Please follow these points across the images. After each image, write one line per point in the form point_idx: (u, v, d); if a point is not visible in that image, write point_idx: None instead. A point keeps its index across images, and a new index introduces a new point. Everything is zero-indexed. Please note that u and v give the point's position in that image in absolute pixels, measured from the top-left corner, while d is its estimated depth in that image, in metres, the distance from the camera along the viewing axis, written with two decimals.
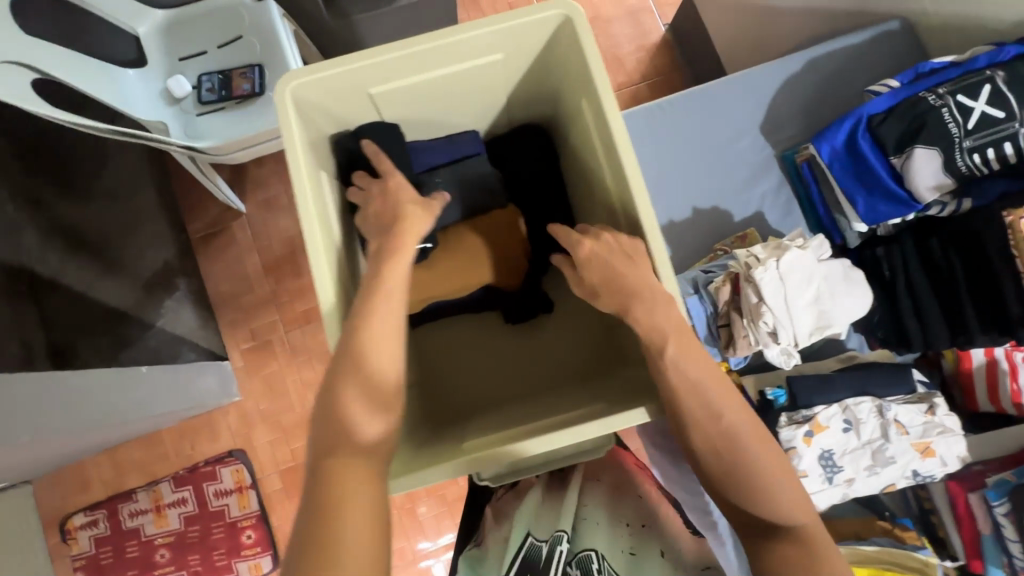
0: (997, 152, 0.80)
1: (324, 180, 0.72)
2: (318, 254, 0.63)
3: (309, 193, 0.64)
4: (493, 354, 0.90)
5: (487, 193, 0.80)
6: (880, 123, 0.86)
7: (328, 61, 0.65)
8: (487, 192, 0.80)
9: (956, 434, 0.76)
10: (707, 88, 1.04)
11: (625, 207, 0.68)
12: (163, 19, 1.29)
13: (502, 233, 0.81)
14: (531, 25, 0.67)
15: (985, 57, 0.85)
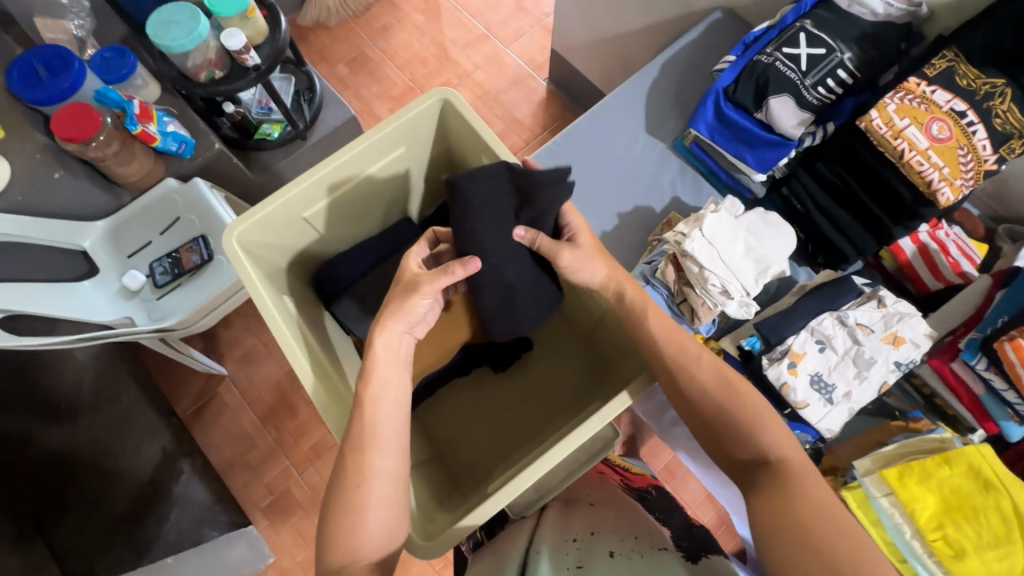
0: (835, 79, 0.96)
1: (289, 304, 0.80)
2: (304, 370, 0.71)
3: (280, 321, 0.72)
4: (492, 409, 0.93)
5: None
6: (734, 91, 0.99)
7: (258, 205, 0.74)
8: None
9: (913, 316, 0.83)
10: (593, 113, 1.18)
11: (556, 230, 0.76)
12: (104, 227, 1.37)
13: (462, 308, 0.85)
14: (418, 116, 0.78)
15: (791, 14, 1.01)
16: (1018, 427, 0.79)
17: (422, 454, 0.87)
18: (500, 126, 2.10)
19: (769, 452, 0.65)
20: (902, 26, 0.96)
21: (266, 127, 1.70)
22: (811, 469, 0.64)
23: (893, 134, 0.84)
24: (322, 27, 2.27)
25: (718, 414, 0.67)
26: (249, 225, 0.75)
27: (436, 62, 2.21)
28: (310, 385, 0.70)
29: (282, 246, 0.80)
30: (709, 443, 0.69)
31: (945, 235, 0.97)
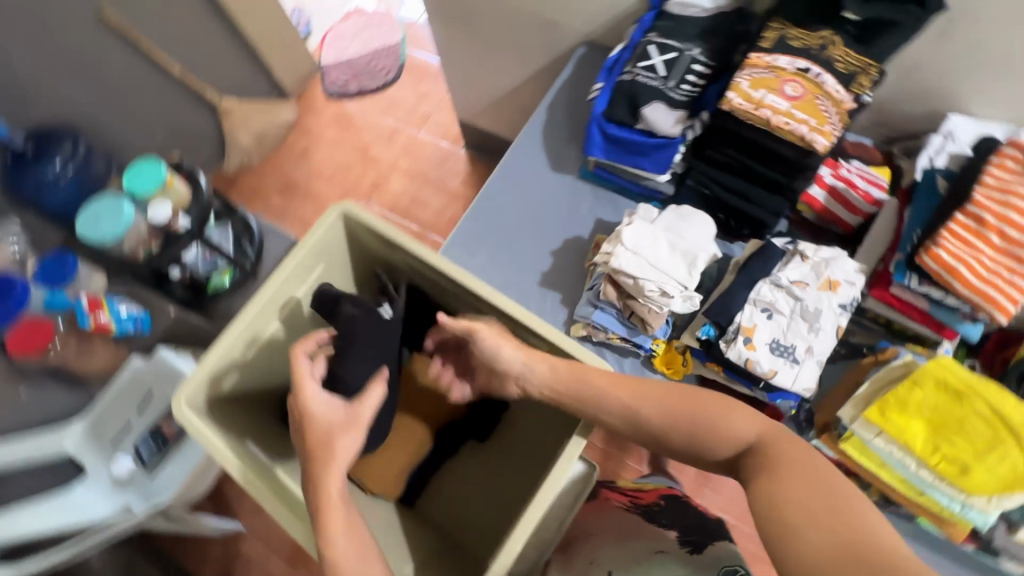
0: (694, 74, 1.04)
1: (256, 449, 0.80)
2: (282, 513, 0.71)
3: (249, 470, 0.72)
4: (488, 480, 0.92)
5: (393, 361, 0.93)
6: (611, 112, 1.06)
7: (200, 364, 0.76)
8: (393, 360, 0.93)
9: (838, 257, 0.86)
10: (500, 170, 1.24)
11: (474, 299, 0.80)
12: (80, 427, 1.34)
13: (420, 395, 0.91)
14: (328, 234, 0.82)
15: (637, 32, 1.12)
16: (973, 326, 0.82)
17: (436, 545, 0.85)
18: (436, 202, 2.19)
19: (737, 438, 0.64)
20: (733, 11, 1.05)
21: (217, 276, 1.74)
22: (783, 445, 0.62)
23: (755, 106, 0.90)
24: (247, 169, 2.39)
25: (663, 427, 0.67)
26: (197, 387, 0.75)
27: (360, 165, 2.33)
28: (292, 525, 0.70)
29: (235, 394, 0.81)
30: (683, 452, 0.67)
31: (847, 171, 1.02)
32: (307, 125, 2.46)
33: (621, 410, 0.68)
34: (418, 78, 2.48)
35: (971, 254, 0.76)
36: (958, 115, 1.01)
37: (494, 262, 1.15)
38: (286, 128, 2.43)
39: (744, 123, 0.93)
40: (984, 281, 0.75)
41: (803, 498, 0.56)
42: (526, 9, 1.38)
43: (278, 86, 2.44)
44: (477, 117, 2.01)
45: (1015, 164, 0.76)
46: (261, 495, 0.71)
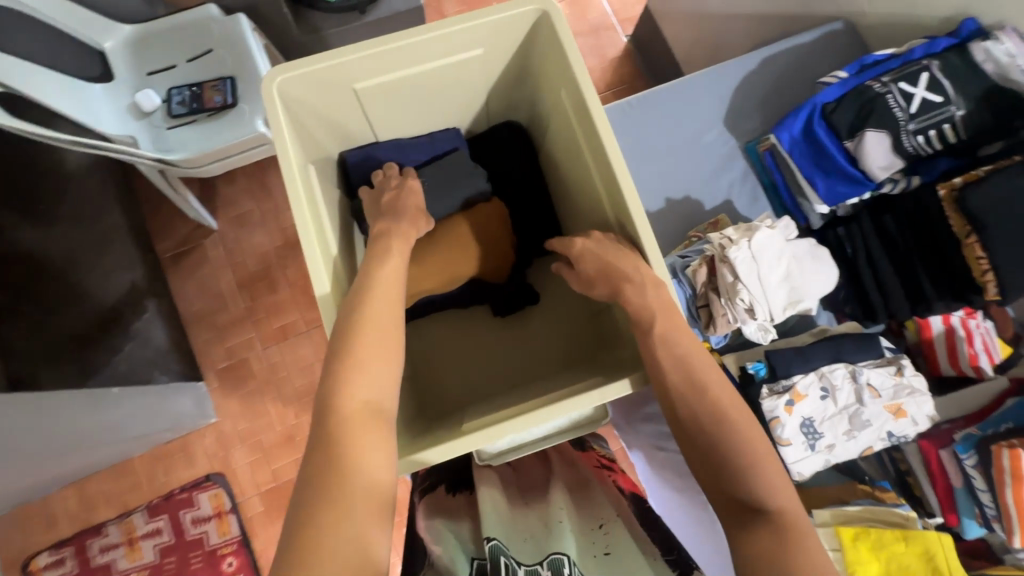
0: (940, 133, 0.89)
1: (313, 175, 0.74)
2: (312, 250, 0.64)
3: (300, 185, 0.66)
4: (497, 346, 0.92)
5: (465, 187, 0.83)
6: (833, 110, 0.93)
7: (309, 58, 0.68)
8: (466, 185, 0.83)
9: (924, 395, 0.81)
10: (676, 84, 1.10)
11: (583, 125, 0.72)
12: (129, 33, 1.28)
13: (457, 239, 0.82)
14: (506, 20, 0.70)
15: (920, 49, 0.94)
16: (977, 527, 0.80)
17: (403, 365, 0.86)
18: None
19: (767, 499, 0.56)
20: None
21: None
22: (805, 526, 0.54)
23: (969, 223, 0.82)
24: None
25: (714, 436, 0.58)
26: (292, 60, 0.67)
27: None
28: (321, 281, 0.64)
29: (322, 110, 0.74)
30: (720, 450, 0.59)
31: (977, 326, 0.94)
32: None
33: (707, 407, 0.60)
34: None
35: None
36: None
37: None
38: None
39: (947, 210, 0.84)
40: None
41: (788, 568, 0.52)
42: None
43: None
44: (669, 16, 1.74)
45: None
46: (312, 253, 0.64)
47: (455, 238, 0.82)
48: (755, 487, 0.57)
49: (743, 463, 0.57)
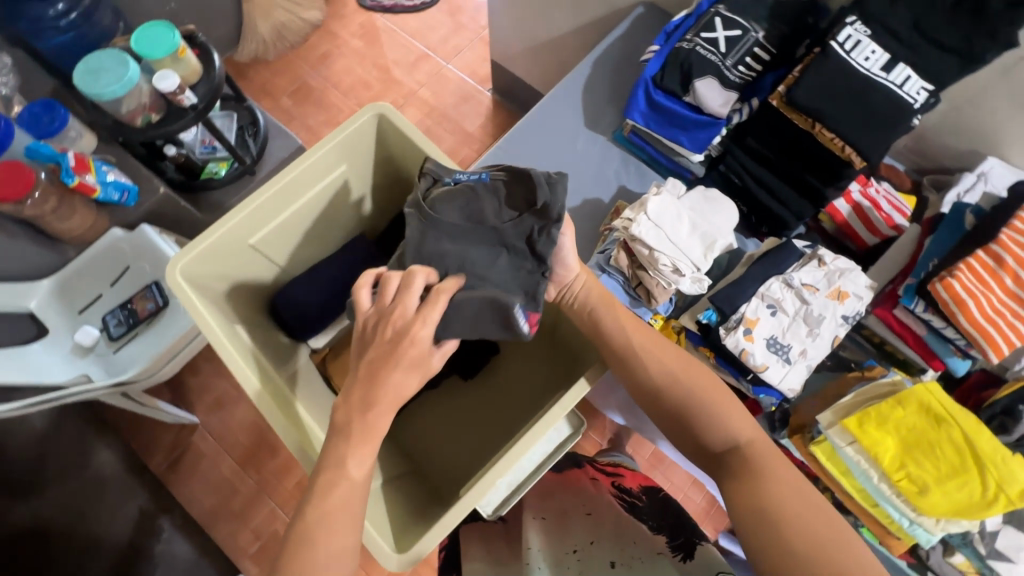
0: (754, 57, 1.01)
1: (244, 334, 0.78)
2: (270, 410, 0.70)
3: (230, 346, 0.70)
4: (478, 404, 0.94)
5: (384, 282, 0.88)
6: (661, 78, 1.03)
7: (201, 237, 0.73)
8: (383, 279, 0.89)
9: (853, 270, 0.86)
10: (533, 114, 1.21)
11: None
12: (49, 285, 1.34)
13: None
14: (355, 133, 0.77)
15: (705, 1, 1.07)
16: (962, 361, 0.84)
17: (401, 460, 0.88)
18: (451, 139, 2.13)
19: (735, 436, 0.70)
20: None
21: (212, 166, 1.71)
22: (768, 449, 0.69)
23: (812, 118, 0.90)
24: (261, 62, 2.27)
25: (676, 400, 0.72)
26: (185, 246, 0.72)
27: (380, 85, 2.23)
28: (281, 427, 0.69)
29: (230, 277, 0.79)
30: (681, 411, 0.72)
31: (877, 191, 1.03)
32: (332, 29, 2.33)
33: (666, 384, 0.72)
34: (459, 7, 2.35)
35: (982, 292, 0.77)
36: (996, 158, 1.02)
37: None
38: (308, 28, 2.30)
39: (790, 115, 0.92)
40: (988, 319, 0.76)
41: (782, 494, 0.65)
42: None
43: None
44: (511, 62, 1.93)
45: None
46: (269, 410, 0.69)
47: None
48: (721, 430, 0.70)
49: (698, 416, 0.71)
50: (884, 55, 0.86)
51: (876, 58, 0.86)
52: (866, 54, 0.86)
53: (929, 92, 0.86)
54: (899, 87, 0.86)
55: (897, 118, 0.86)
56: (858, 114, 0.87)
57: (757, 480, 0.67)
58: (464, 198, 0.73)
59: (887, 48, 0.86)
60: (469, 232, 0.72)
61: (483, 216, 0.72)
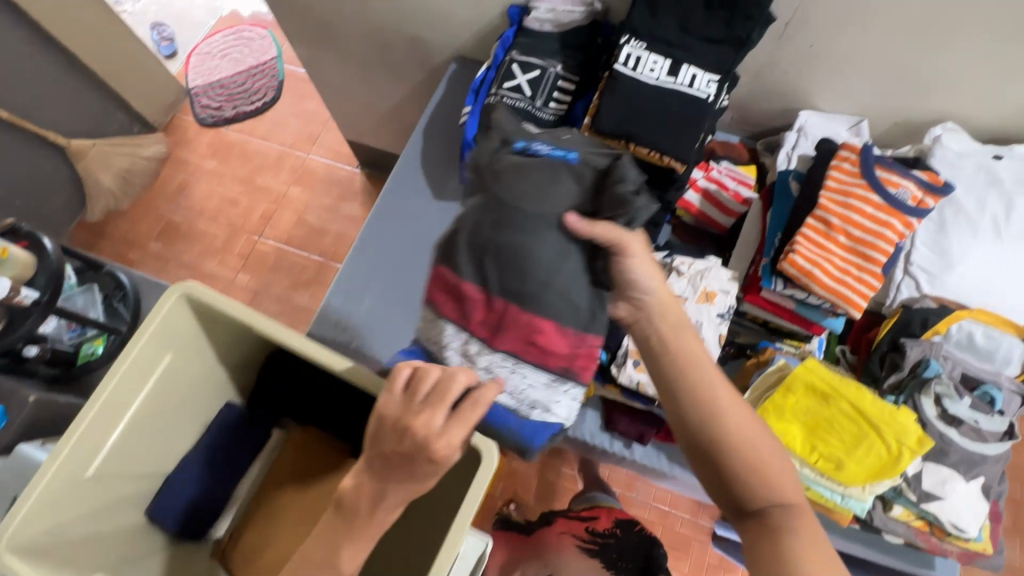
0: (560, 91, 1.02)
1: None
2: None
3: None
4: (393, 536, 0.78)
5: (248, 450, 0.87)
6: (482, 137, 1.03)
7: (22, 498, 0.63)
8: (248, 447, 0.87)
9: (711, 268, 0.88)
10: (381, 202, 1.19)
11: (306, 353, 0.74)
12: None
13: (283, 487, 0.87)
14: (167, 320, 0.71)
15: (499, 51, 1.08)
16: (837, 319, 0.86)
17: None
18: (336, 228, 2.08)
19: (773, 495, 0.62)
20: (588, 24, 1.04)
21: (87, 346, 1.59)
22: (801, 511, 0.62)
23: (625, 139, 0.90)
24: (116, 213, 2.15)
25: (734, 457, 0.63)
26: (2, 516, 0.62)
27: (247, 197, 2.15)
28: None
29: (83, 519, 0.69)
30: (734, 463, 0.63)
31: (719, 172, 1.06)
32: (181, 157, 2.24)
33: (732, 447, 0.64)
34: (302, 96, 2.32)
35: (823, 256, 0.79)
36: (809, 111, 1.07)
37: (386, 305, 1.09)
38: (155, 164, 2.20)
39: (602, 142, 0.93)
40: (837, 282, 0.78)
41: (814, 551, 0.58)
42: (389, 24, 1.29)
43: (139, 118, 2.21)
44: (365, 137, 1.91)
45: (850, 168, 0.80)
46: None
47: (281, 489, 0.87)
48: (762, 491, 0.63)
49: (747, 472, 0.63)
50: (666, 63, 0.89)
51: (659, 68, 0.89)
52: (650, 67, 0.89)
53: (717, 82, 0.89)
54: (689, 86, 0.88)
55: (698, 115, 0.88)
56: (661, 125, 0.89)
57: (776, 537, 0.60)
58: (544, 173, 0.71)
59: (665, 57, 0.89)
60: (538, 195, 0.70)
61: (554, 198, 0.70)
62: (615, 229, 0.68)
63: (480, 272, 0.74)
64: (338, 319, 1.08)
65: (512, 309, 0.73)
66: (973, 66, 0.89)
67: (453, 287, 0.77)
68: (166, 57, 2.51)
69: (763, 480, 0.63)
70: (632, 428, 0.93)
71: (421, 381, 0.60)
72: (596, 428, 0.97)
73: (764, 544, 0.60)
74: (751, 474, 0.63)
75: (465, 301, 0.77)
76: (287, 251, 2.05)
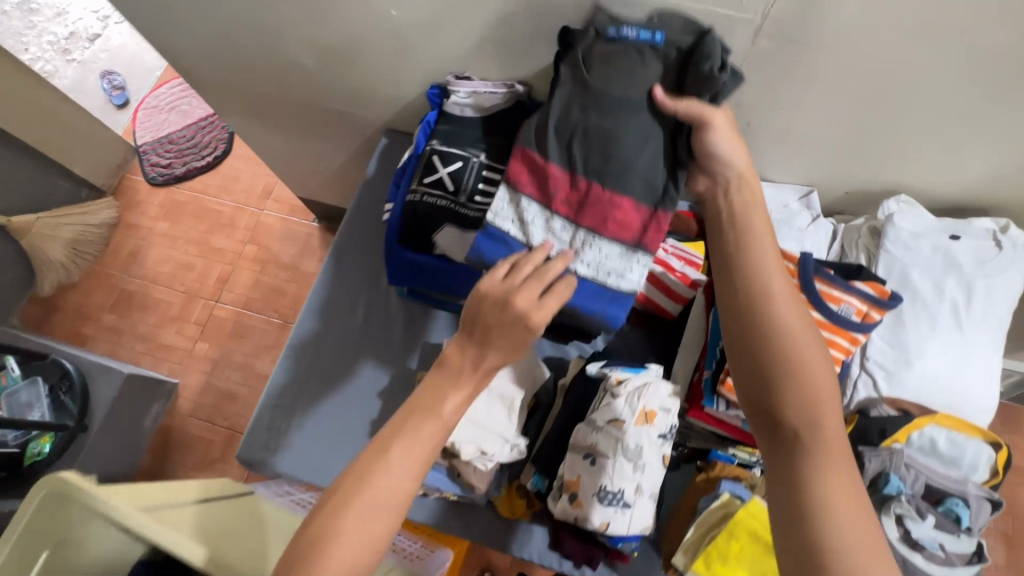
0: (485, 184, 0.95)
1: None
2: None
3: None
4: None
5: None
6: (404, 238, 0.95)
7: None
8: None
9: (650, 383, 0.81)
10: (311, 299, 1.10)
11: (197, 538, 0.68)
12: None
13: None
14: (32, 524, 0.63)
15: (419, 138, 1.00)
16: None
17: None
18: (295, 287, 2.01)
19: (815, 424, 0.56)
20: (512, 107, 0.97)
21: (32, 445, 1.52)
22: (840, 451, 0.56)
23: None
24: (68, 285, 2.07)
25: (789, 379, 0.57)
26: None
27: (202, 259, 2.08)
28: None
29: None
30: (782, 379, 0.58)
31: (666, 252, 0.98)
32: (133, 220, 2.17)
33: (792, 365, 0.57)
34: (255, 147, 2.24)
35: None
36: (758, 182, 0.98)
37: (318, 418, 1.02)
38: (106, 230, 2.13)
39: None
40: None
41: (842, 487, 0.53)
42: (311, 101, 1.21)
43: (85, 183, 2.13)
44: (316, 196, 1.83)
45: (790, 280, 0.72)
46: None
47: None
48: (795, 413, 0.57)
49: (802, 393, 0.57)
50: None
51: None
52: None
53: None
54: None
55: None
56: None
57: (810, 463, 0.54)
58: (625, 59, 0.70)
59: None
60: (624, 80, 0.71)
61: (634, 77, 0.70)
62: (698, 103, 0.69)
63: (565, 154, 0.74)
64: (267, 439, 1.01)
65: (597, 186, 0.73)
66: (922, 144, 0.81)
67: (541, 169, 0.75)
68: (116, 107, 2.42)
69: (811, 413, 0.56)
70: (579, 551, 0.84)
71: (524, 264, 0.70)
72: (544, 546, 0.88)
73: (789, 470, 0.55)
74: (799, 403, 0.57)
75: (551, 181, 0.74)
76: (245, 315, 1.98)
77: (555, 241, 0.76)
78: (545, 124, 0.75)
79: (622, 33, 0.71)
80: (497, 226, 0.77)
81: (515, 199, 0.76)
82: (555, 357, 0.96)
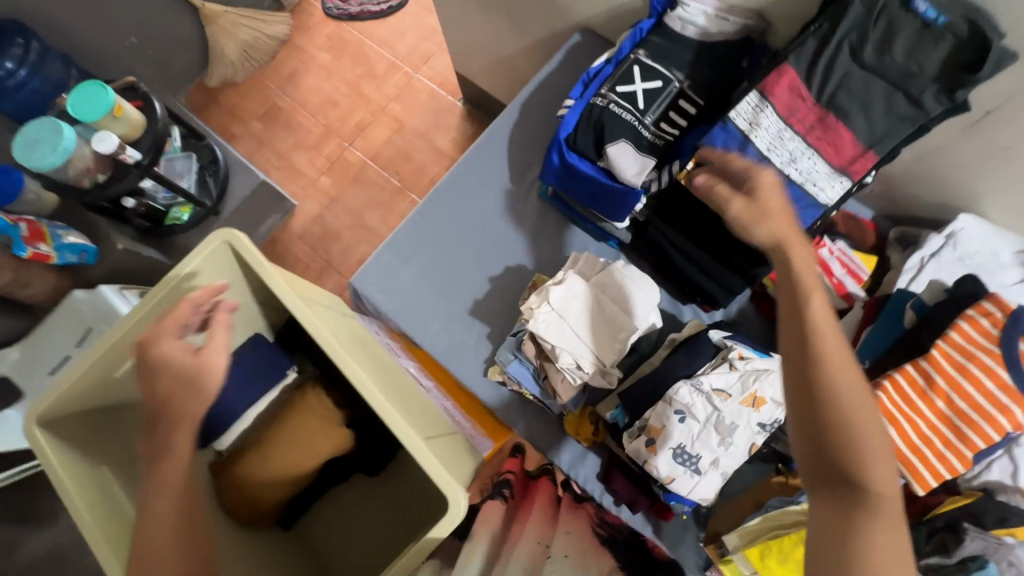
0: (677, 113, 0.89)
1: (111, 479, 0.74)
2: (103, 551, 0.67)
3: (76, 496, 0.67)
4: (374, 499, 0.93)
5: (250, 389, 0.86)
6: (575, 138, 0.93)
7: (62, 378, 0.71)
8: (250, 387, 0.86)
9: (771, 371, 0.78)
10: (456, 168, 1.13)
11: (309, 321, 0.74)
12: None
13: (315, 411, 0.86)
14: (208, 260, 0.76)
15: (626, 44, 0.95)
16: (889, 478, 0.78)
17: (289, 555, 0.87)
18: (422, 156, 2.05)
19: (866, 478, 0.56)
20: (739, 41, 0.88)
21: (175, 210, 1.72)
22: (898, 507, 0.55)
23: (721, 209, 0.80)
24: (230, 84, 2.22)
25: (841, 427, 0.57)
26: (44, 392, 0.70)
27: (349, 101, 2.15)
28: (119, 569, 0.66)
29: (109, 409, 0.77)
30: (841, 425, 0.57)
31: (829, 253, 0.92)
32: (300, 43, 2.25)
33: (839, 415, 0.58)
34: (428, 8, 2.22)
35: (911, 414, 0.73)
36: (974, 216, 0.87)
37: (428, 279, 1.06)
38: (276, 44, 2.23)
39: None
40: (912, 446, 0.72)
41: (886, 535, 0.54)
42: None
43: None
44: (475, 75, 1.81)
45: (990, 327, 0.72)
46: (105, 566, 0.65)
47: (313, 411, 0.86)
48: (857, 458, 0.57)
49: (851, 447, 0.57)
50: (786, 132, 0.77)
51: None
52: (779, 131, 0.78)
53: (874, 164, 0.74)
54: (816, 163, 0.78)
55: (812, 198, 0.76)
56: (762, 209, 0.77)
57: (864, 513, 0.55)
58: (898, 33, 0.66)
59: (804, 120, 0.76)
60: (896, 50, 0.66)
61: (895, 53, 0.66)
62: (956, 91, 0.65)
63: (826, 78, 0.70)
64: (379, 279, 1.07)
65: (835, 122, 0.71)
66: None
67: (795, 88, 0.72)
68: None
69: (864, 464, 0.56)
70: (626, 491, 0.89)
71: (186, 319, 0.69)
72: (593, 475, 0.94)
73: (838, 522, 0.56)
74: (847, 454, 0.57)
75: (798, 100, 0.72)
76: (371, 166, 2.06)
77: (772, 159, 0.75)
78: (818, 46, 0.70)
79: (913, 5, 0.64)
80: (733, 125, 0.75)
81: (759, 105, 0.73)
82: (667, 312, 0.99)
